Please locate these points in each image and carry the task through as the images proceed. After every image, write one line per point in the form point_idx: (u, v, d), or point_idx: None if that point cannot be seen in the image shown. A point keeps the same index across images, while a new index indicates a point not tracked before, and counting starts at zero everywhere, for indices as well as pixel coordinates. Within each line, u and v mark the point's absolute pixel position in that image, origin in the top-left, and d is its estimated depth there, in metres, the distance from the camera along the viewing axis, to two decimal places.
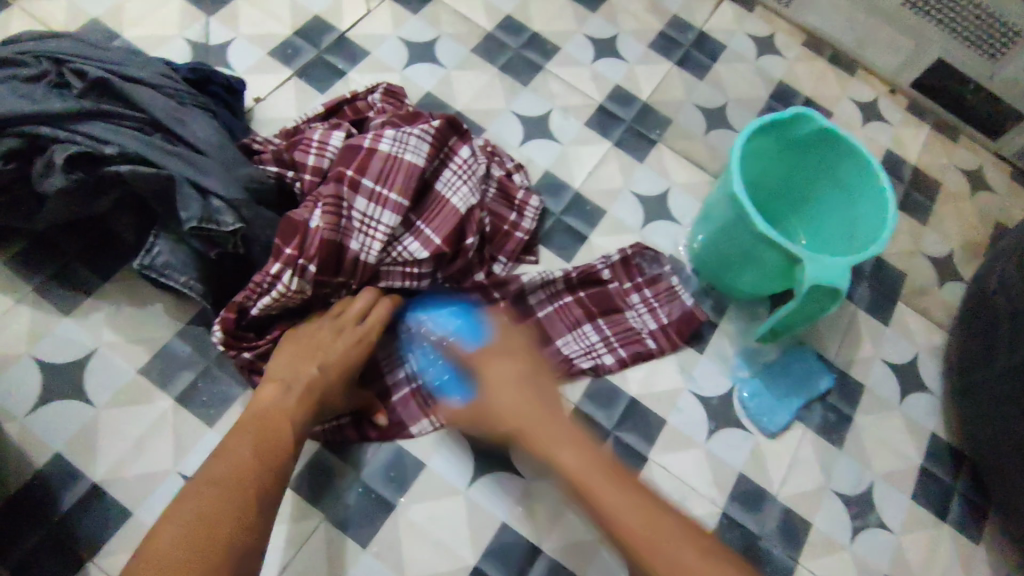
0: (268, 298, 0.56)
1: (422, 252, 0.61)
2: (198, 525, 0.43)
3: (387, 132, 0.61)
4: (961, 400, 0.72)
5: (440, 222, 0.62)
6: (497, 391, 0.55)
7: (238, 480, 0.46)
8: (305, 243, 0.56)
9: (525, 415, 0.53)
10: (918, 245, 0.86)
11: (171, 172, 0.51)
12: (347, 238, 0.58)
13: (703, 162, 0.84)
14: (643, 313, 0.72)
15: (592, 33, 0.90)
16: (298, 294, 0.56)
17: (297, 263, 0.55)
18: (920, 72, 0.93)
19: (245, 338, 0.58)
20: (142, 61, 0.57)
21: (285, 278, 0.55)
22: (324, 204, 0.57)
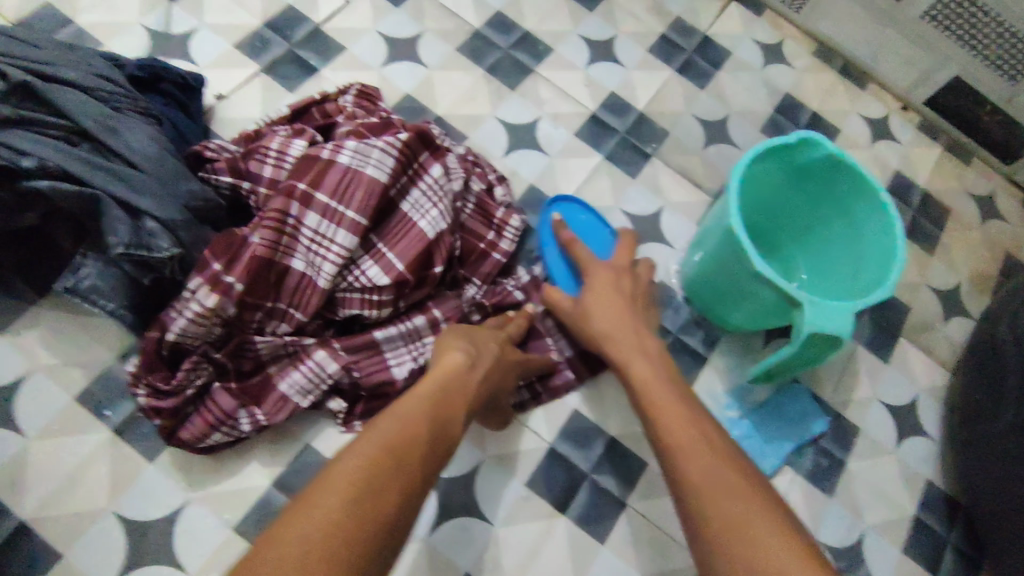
0: (186, 319, 0.49)
1: (382, 279, 0.55)
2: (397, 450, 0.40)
3: (348, 142, 0.55)
4: (961, 449, 0.68)
5: (404, 246, 0.57)
6: (597, 305, 0.59)
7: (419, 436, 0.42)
8: (234, 260, 0.50)
9: (647, 370, 0.54)
10: (924, 276, 0.81)
11: (95, 189, 0.45)
12: (287, 257, 0.52)
13: (700, 180, 0.78)
14: (557, 339, 0.65)
15: (587, 34, 0.84)
16: (217, 315, 0.50)
17: (220, 280, 0.49)
18: (934, 89, 0.88)
19: (156, 373, 0.51)
20: (72, 59, 0.51)
21: (202, 294, 0.49)
22: (267, 222, 0.52)
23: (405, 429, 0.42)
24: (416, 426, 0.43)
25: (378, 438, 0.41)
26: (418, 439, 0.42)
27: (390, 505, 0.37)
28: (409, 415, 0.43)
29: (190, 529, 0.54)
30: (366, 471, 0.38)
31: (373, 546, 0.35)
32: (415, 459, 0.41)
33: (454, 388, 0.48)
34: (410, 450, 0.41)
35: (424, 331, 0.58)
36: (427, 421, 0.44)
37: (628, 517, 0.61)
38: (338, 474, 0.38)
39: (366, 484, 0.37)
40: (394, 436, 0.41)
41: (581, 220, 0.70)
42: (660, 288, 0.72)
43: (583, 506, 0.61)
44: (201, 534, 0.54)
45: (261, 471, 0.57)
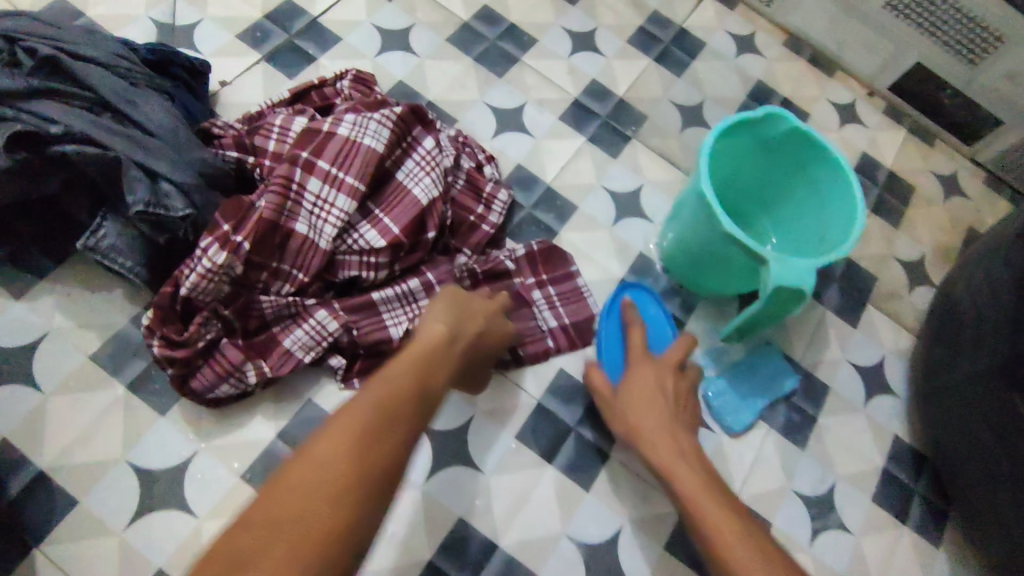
0: (197, 276, 0.53)
1: (379, 241, 0.60)
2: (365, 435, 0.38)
3: (347, 116, 0.60)
4: (924, 403, 0.73)
5: (399, 212, 0.61)
6: (636, 400, 0.59)
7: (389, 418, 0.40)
8: (242, 223, 0.54)
9: (647, 426, 0.57)
10: (890, 249, 0.86)
11: (116, 152, 0.50)
12: (290, 220, 0.56)
13: (677, 159, 0.83)
14: (545, 310, 0.69)
15: (570, 26, 0.89)
16: (225, 272, 0.54)
17: (229, 240, 0.53)
18: (898, 75, 0.93)
19: (167, 326, 0.55)
20: (94, 40, 0.56)
21: (212, 252, 0.53)
22: (272, 188, 0.56)
23: (386, 397, 0.41)
24: (394, 404, 0.41)
25: (359, 410, 0.39)
26: (401, 406, 0.41)
27: (378, 476, 0.37)
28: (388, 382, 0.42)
29: (200, 477, 0.58)
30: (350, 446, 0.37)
31: (364, 520, 0.36)
32: (400, 425, 0.40)
33: (432, 351, 0.47)
34: (394, 416, 0.40)
35: (418, 293, 0.62)
36: (408, 386, 0.43)
37: (613, 467, 0.65)
38: (319, 449, 0.37)
39: (353, 456, 0.37)
40: (376, 407, 0.40)
41: (652, 315, 0.70)
42: (641, 258, 0.76)
43: (569, 456, 0.65)
44: (210, 481, 0.58)
45: (265, 424, 0.60)
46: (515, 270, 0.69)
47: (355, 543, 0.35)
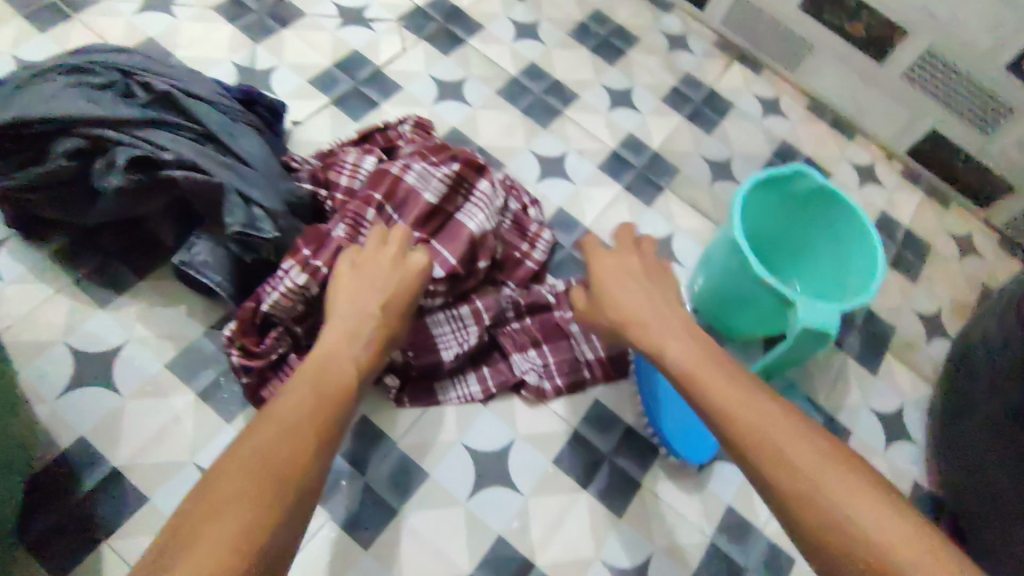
0: (279, 293, 0.59)
1: (440, 272, 0.64)
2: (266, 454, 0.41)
3: (415, 164, 0.67)
4: (942, 450, 0.76)
5: (456, 244, 0.66)
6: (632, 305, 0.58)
7: (293, 432, 0.43)
8: (320, 249, 0.61)
9: (635, 307, 0.58)
10: (908, 302, 0.90)
11: (220, 179, 0.56)
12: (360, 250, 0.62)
13: (707, 209, 0.89)
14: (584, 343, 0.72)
15: (609, 84, 0.96)
16: (303, 292, 0.59)
17: (309, 263, 0.59)
18: (914, 140, 0.99)
19: (247, 339, 0.60)
20: (199, 79, 0.63)
21: (294, 273, 0.59)
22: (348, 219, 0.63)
23: (292, 427, 0.43)
24: (291, 419, 0.44)
25: (263, 442, 0.42)
26: (303, 432, 0.43)
27: (277, 504, 0.39)
28: (293, 407, 0.44)
29: None
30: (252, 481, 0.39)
31: (271, 545, 0.37)
32: (303, 450, 0.42)
33: (342, 374, 0.49)
34: (300, 445, 0.43)
35: (468, 319, 0.69)
36: (312, 411, 0.45)
37: (644, 495, 0.68)
38: (223, 481, 0.39)
39: (254, 481, 0.39)
40: (273, 438, 0.42)
41: None
42: None
43: (603, 482, 0.68)
44: None
45: None
46: (556, 304, 0.74)
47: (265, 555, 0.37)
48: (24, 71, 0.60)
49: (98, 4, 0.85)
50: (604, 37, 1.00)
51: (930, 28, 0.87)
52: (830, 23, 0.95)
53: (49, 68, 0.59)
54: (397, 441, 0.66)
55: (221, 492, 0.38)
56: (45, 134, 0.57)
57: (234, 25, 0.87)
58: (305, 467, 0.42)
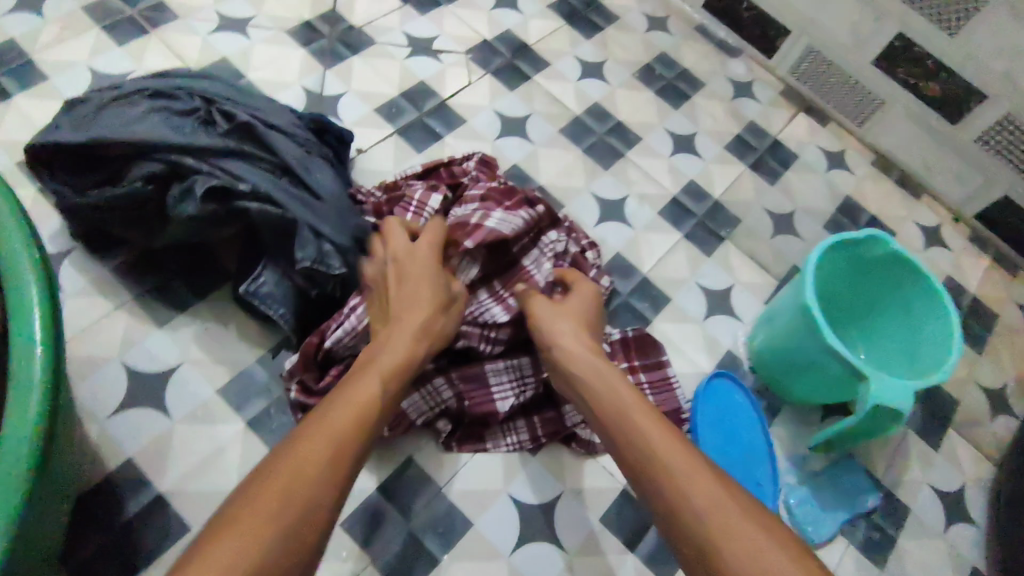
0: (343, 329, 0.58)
1: (503, 318, 0.66)
2: (277, 496, 0.38)
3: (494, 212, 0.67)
4: (1008, 538, 0.72)
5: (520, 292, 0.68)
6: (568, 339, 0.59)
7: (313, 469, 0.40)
8: None
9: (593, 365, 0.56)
10: (973, 375, 0.86)
11: (294, 215, 0.57)
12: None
13: (767, 264, 0.87)
14: None
15: (672, 128, 0.95)
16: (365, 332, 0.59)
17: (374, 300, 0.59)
18: (985, 205, 0.96)
19: (308, 373, 0.59)
20: (277, 109, 0.65)
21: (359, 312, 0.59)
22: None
23: (307, 463, 0.40)
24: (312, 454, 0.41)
25: (272, 485, 0.38)
26: (312, 473, 0.40)
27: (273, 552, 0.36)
28: (309, 445, 0.41)
29: None
30: (258, 527, 0.36)
31: None
32: (312, 492, 0.39)
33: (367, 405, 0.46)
34: (308, 485, 0.39)
35: (527, 369, 0.68)
36: (331, 450, 0.42)
37: None
38: (236, 517, 0.37)
39: (263, 519, 0.37)
40: (287, 476, 0.39)
41: (737, 400, 0.74)
42: (729, 356, 0.79)
43: (651, 546, 0.66)
44: None
45: (368, 476, 0.64)
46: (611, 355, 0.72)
47: None
48: (108, 92, 0.60)
49: (176, 21, 0.87)
50: (669, 81, 0.99)
51: (1011, 93, 0.85)
52: (904, 81, 0.93)
53: (133, 90, 0.60)
54: (442, 486, 0.65)
55: (224, 538, 0.35)
56: (125, 156, 0.57)
57: (306, 50, 0.88)
58: (314, 512, 0.39)
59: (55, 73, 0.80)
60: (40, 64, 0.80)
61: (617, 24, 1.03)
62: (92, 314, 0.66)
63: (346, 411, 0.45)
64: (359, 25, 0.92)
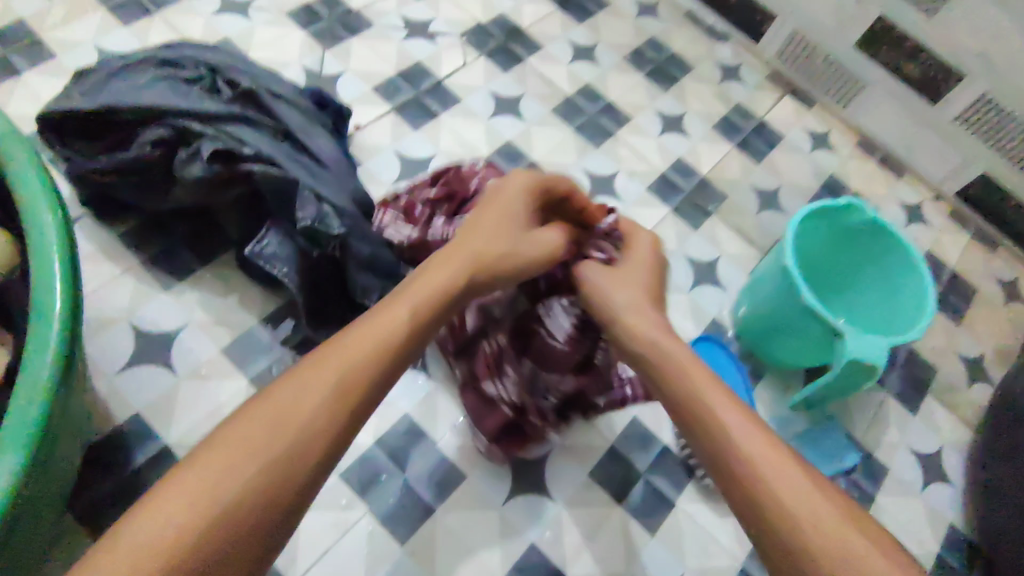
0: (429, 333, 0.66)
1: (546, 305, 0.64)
2: (277, 419, 0.36)
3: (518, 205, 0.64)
4: (982, 496, 0.74)
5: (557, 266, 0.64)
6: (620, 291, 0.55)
7: (319, 400, 0.37)
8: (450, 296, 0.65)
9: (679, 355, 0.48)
10: (952, 344, 0.89)
11: (294, 176, 0.60)
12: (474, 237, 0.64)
13: (753, 238, 0.90)
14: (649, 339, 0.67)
15: (661, 109, 0.98)
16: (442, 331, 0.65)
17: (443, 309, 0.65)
18: (964, 183, 0.99)
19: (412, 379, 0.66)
20: (278, 79, 0.68)
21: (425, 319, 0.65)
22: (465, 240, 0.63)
23: (301, 402, 0.37)
24: (323, 382, 0.38)
25: (257, 419, 0.36)
26: (305, 417, 0.37)
27: (261, 480, 0.34)
28: (309, 381, 0.38)
29: None
30: (228, 468, 0.34)
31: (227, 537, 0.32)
32: (298, 439, 0.36)
33: (384, 348, 0.41)
34: (298, 429, 0.36)
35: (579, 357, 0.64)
36: (332, 390, 0.38)
37: (678, 514, 0.69)
38: (232, 436, 0.35)
39: (259, 448, 0.35)
40: (275, 413, 0.36)
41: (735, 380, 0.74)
42: (714, 324, 0.82)
43: (637, 500, 0.69)
44: None
45: (366, 431, 0.67)
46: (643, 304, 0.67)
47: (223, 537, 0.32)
48: (117, 62, 0.63)
49: (179, 3, 0.90)
50: (659, 64, 1.02)
51: (987, 73, 0.88)
52: (885, 63, 0.96)
53: (141, 61, 0.63)
54: (437, 441, 0.68)
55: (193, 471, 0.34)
56: (133, 122, 0.60)
57: (306, 31, 0.91)
58: (294, 461, 0.35)
59: (62, 51, 0.83)
60: (47, 43, 0.83)
61: (608, 10, 1.06)
62: (100, 278, 0.68)
63: (372, 341, 0.41)
64: (357, 8, 0.95)
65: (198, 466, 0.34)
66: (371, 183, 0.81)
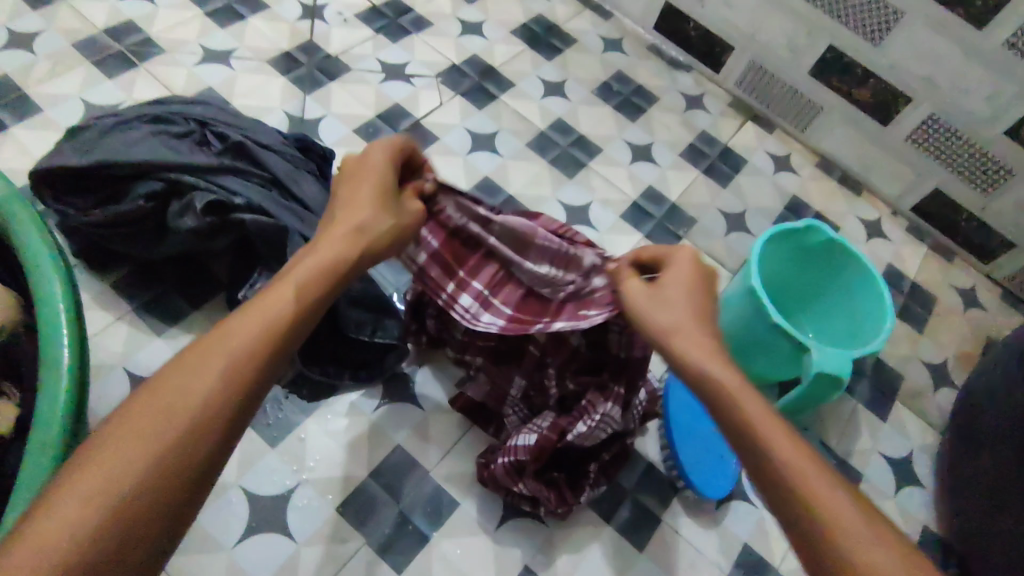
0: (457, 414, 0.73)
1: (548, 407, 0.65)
2: (166, 399, 0.36)
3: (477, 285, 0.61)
4: (951, 495, 0.78)
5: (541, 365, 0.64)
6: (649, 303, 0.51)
7: (208, 369, 0.38)
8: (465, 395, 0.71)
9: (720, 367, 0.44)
10: (916, 351, 0.94)
11: (285, 224, 0.63)
12: (520, 266, 0.59)
13: (722, 259, 0.94)
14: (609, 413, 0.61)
15: (630, 139, 1.03)
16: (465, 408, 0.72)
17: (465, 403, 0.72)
18: (918, 199, 1.05)
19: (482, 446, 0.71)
20: (265, 129, 0.71)
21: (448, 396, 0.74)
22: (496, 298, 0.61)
23: (194, 383, 0.37)
24: (209, 358, 0.38)
25: (151, 404, 0.36)
26: (191, 404, 0.37)
27: (156, 448, 0.35)
28: (191, 371, 0.37)
29: (302, 506, 0.65)
30: (121, 463, 0.34)
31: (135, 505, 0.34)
32: (186, 427, 0.36)
33: (272, 329, 0.40)
34: (193, 407, 0.37)
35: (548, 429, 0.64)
36: (222, 367, 0.38)
37: (665, 529, 0.71)
38: (126, 422, 0.36)
39: (154, 421, 0.36)
40: (161, 404, 0.36)
41: None
42: None
43: (625, 517, 0.71)
44: (311, 510, 0.65)
45: (360, 463, 0.69)
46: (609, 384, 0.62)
47: (134, 507, 0.34)
48: (109, 118, 0.66)
49: (162, 55, 0.93)
50: (626, 96, 1.07)
51: (931, 95, 0.94)
52: (837, 88, 1.02)
53: (131, 116, 0.66)
54: (429, 470, 0.70)
55: (86, 468, 0.34)
56: (126, 177, 0.63)
57: (286, 78, 0.95)
58: (189, 450, 0.36)
59: (49, 105, 0.85)
60: (34, 98, 0.85)
61: (575, 46, 1.11)
62: (94, 325, 0.70)
63: (256, 310, 0.41)
64: (335, 54, 0.99)
65: (100, 448, 0.35)
66: None
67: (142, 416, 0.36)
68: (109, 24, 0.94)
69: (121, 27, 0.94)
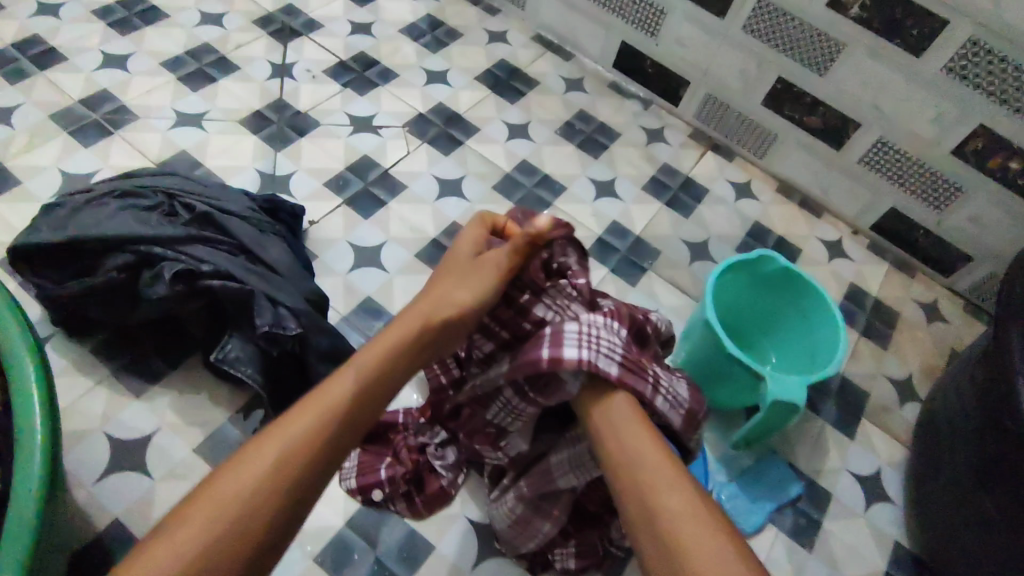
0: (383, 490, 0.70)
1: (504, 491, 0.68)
2: (232, 500, 0.42)
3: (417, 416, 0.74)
4: (918, 510, 0.80)
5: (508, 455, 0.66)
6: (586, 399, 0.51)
7: (274, 471, 0.43)
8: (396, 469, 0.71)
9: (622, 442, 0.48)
10: (880, 367, 0.97)
11: (251, 287, 0.66)
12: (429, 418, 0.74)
13: (686, 288, 0.97)
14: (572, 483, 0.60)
15: (594, 176, 1.06)
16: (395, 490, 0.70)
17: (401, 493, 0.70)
18: (875, 218, 1.08)
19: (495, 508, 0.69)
20: (232, 195, 0.74)
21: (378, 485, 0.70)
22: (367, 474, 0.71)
23: (241, 489, 0.42)
24: (271, 451, 0.44)
25: (224, 491, 0.42)
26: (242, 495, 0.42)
27: (236, 535, 0.41)
28: (249, 460, 0.43)
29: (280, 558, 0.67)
30: (198, 533, 0.40)
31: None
32: (253, 494, 0.42)
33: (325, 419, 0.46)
34: (240, 506, 0.42)
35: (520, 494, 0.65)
36: (272, 462, 0.43)
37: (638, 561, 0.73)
38: (210, 499, 0.42)
39: (230, 505, 0.41)
40: (214, 505, 0.41)
41: None
42: None
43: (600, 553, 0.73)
44: (290, 562, 0.67)
45: (337, 513, 0.71)
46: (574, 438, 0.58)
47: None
48: (81, 195, 0.69)
49: (137, 121, 0.97)
50: (588, 133, 1.11)
51: (878, 119, 0.98)
52: (789, 117, 1.06)
53: (102, 192, 0.69)
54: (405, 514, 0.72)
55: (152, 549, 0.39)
56: (98, 250, 0.66)
57: (258, 136, 0.98)
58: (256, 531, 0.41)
59: (28, 177, 0.88)
60: (13, 171, 0.89)
61: (537, 88, 1.15)
62: (75, 391, 0.72)
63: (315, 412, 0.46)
64: (305, 109, 1.03)
65: (176, 534, 0.40)
66: (326, 274, 0.87)
67: (222, 495, 0.42)
68: (86, 95, 0.98)
69: (96, 96, 0.98)
